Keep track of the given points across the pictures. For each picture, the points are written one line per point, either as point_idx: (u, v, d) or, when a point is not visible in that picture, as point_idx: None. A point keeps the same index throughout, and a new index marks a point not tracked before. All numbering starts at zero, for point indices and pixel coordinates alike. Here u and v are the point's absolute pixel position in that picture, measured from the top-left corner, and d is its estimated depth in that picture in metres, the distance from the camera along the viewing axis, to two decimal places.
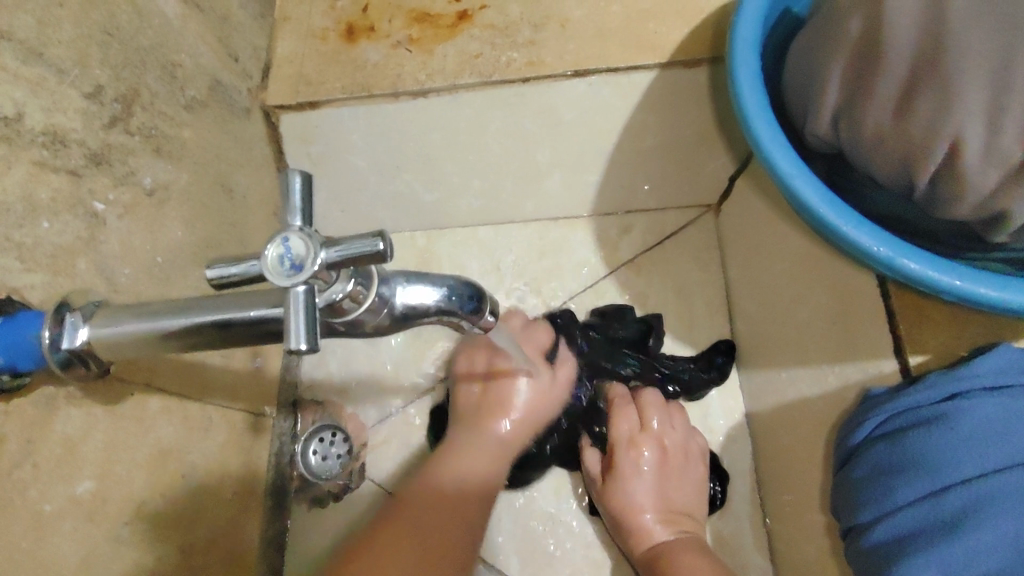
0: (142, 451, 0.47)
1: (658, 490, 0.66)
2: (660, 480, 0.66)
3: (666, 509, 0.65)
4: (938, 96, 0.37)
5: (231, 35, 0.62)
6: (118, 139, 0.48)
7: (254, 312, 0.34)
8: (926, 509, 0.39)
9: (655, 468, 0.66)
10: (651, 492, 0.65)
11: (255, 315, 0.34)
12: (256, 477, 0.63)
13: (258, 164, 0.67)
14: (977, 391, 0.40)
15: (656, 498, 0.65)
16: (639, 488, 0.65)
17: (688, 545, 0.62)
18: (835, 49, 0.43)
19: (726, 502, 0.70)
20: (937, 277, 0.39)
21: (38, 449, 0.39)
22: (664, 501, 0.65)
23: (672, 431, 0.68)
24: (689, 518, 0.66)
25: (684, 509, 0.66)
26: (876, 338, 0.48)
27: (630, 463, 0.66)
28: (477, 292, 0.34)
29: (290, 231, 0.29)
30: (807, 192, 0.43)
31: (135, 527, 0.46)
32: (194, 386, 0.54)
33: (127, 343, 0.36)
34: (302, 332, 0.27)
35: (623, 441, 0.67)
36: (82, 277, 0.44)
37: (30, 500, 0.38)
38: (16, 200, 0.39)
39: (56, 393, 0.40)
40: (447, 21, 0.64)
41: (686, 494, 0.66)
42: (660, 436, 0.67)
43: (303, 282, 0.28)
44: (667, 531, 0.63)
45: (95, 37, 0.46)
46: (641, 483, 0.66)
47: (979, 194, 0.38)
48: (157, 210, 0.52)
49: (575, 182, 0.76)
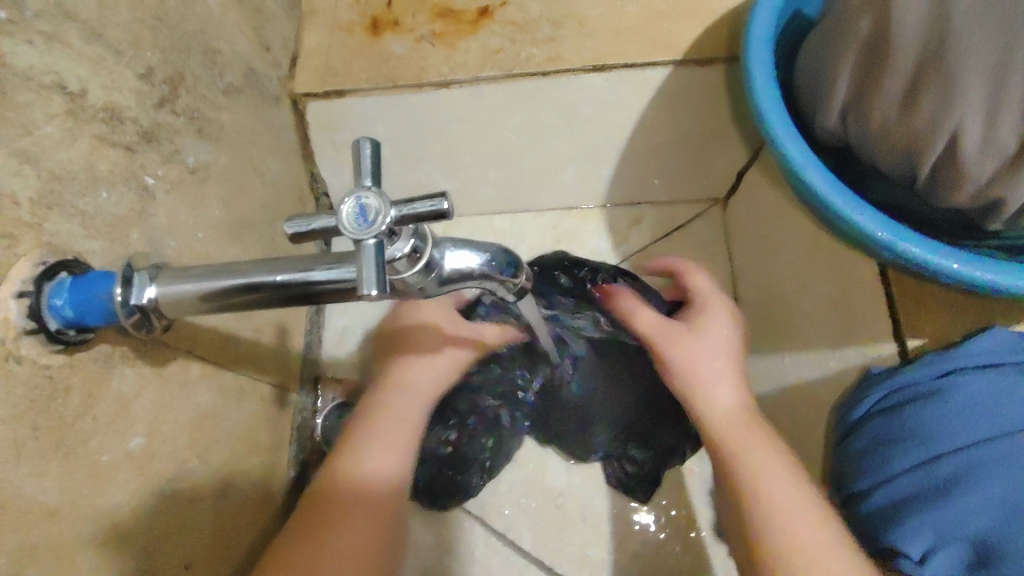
0: (184, 414, 0.50)
1: (724, 350, 0.58)
2: (721, 350, 0.58)
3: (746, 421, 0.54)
4: (941, 91, 0.41)
5: (263, 26, 0.65)
6: (166, 119, 0.51)
7: (281, 276, 0.36)
8: (920, 476, 0.42)
9: (727, 341, 0.59)
10: (722, 368, 0.57)
11: (281, 279, 0.36)
12: (279, 448, 0.66)
13: (284, 151, 0.70)
14: (970, 368, 0.42)
15: (721, 361, 0.58)
16: (700, 352, 0.58)
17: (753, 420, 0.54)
18: (845, 48, 0.46)
19: None
20: (937, 261, 0.43)
21: (97, 404, 0.41)
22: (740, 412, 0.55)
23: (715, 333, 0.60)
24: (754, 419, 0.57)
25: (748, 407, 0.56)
26: (875, 322, 0.51)
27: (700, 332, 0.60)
28: (513, 260, 0.36)
29: (365, 190, 0.31)
30: (817, 181, 0.46)
31: (177, 484, 0.49)
32: (228, 356, 0.57)
33: (186, 304, 0.39)
34: (374, 279, 0.29)
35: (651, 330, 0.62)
36: (134, 245, 0.47)
37: (89, 450, 0.40)
38: (80, 171, 0.42)
39: (113, 352, 0.43)
40: (469, 17, 0.67)
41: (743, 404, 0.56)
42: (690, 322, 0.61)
43: (375, 236, 0.30)
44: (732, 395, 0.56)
45: (147, 22, 0.49)
46: (704, 345, 0.58)
47: (976, 181, 0.41)
48: (198, 188, 0.55)
49: (588, 173, 0.79)
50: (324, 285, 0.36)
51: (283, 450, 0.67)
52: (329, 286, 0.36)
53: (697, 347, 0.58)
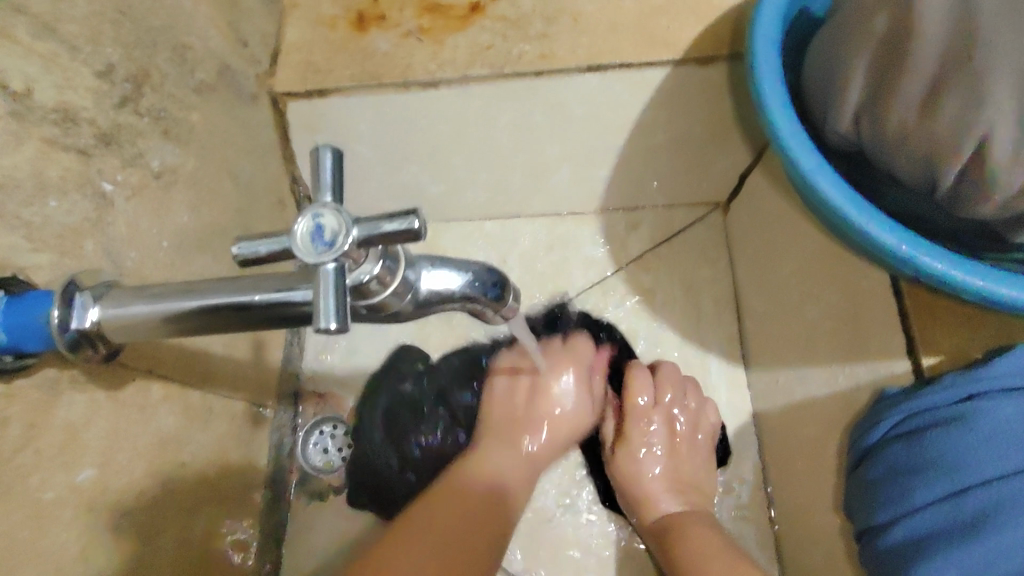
0: (145, 438, 0.46)
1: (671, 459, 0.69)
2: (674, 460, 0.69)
3: (676, 481, 0.68)
4: (968, 94, 0.37)
5: (240, 20, 0.61)
6: (128, 120, 0.47)
7: (260, 295, 0.33)
8: (944, 510, 0.39)
9: (694, 460, 0.69)
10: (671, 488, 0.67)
11: (263, 299, 0.33)
12: (255, 469, 0.62)
13: (262, 153, 0.66)
14: (995, 392, 0.39)
15: (667, 478, 0.68)
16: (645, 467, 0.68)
17: (699, 517, 0.64)
18: (860, 47, 0.43)
19: (731, 498, 0.70)
20: (960, 277, 0.39)
21: (40, 436, 0.37)
22: (675, 474, 0.68)
23: (689, 464, 0.69)
24: (699, 492, 0.68)
25: (694, 482, 0.68)
26: (888, 340, 0.48)
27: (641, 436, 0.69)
28: (500, 279, 0.32)
29: (322, 207, 0.27)
30: (829, 190, 0.43)
31: (137, 516, 0.45)
32: (198, 374, 0.53)
33: (136, 328, 0.35)
34: (333, 310, 0.25)
35: (636, 411, 0.69)
36: (89, 258, 0.43)
37: (30, 486, 0.37)
38: (24, 177, 0.38)
39: (60, 376, 0.39)
40: (459, 12, 0.64)
41: (696, 468, 0.69)
42: (672, 408, 0.69)
43: (335, 260, 0.26)
44: (675, 501, 0.66)
45: (108, 14, 0.45)
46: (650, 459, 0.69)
47: (1005, 193, 0.37)
48: (165, 193, 0.51)
49: (584, 177, 0.75)
50: (307, 304, 0.32)
51: (260, 470, 0.63)
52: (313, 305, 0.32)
53: (641, 462, 0.68)
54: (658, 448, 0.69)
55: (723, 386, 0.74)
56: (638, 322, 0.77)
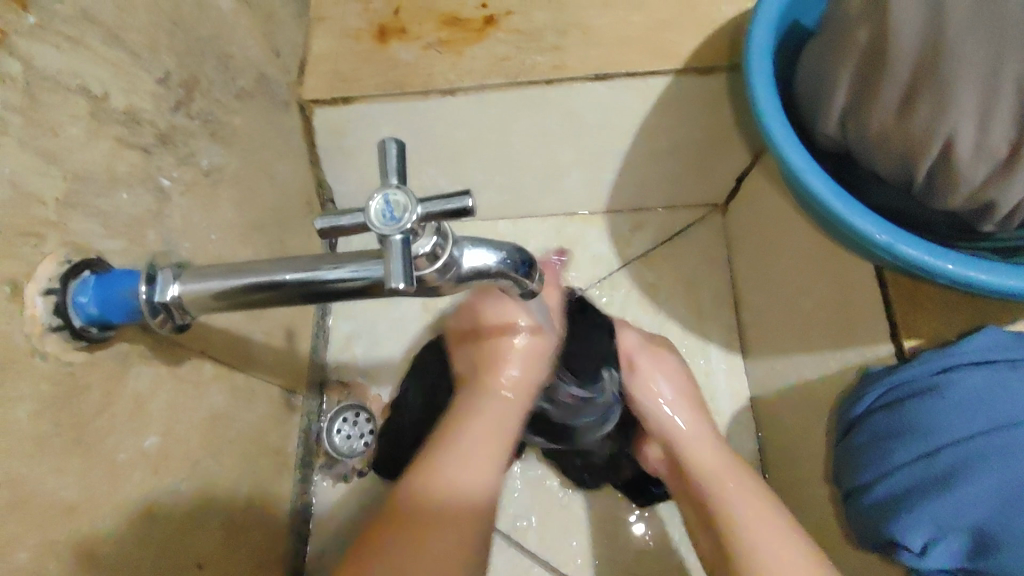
0: (197, 413, 0.51)
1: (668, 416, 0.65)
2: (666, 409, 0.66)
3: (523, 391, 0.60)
4: (936, 99, 0.42)
5: (273, 32, 0.66)
6: (181, 122, 0.52)
7: (290, 276, 0.37)
8: (919, 469, 0.43)
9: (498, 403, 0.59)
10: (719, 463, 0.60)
11: (293, 278, 0.37)
12: (286, 450, 0.67)
13: (291, 156, 0.71)
14: (965, 364, 0.44)
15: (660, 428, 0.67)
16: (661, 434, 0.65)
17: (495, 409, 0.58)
18: (844, 57, 0.48)
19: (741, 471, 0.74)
20: (933, 262, 0.44)
21: (115, 402, 0.42)
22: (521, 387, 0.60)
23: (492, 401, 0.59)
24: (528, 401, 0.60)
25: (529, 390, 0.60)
26: (875, 323, 0.52)
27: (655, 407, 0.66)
28: (529, 258, 0.37)
29: (390, 188, 0.31)
30: (817, 186, 0.48)
31: (190, 483, 0.50)
32: (239, 357, 0.57)
33: (208, 301, 0.39)
34: (402, 273, 0.29)
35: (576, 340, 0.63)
36: (150, 245, 0.47)
37: (107, 446, 0.41)
38: (100, 171, 0.43)
39: (130, 351, 0.43)
40: (475, 25, 0.69)
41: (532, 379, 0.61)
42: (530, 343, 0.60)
43: (401, 232, 0.30)
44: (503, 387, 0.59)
45: (164, 27, 0.50)
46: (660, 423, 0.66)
47: (970, 185, 0.42)
48: (211, 190, 0.56)
49: (591, 179, 0.80)
50: (340, 283, 0.37)
51: (290, 451, 0.68)
52: (345, 285, 0.37)
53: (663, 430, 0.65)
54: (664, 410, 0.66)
55: (722, 371, 0.79)
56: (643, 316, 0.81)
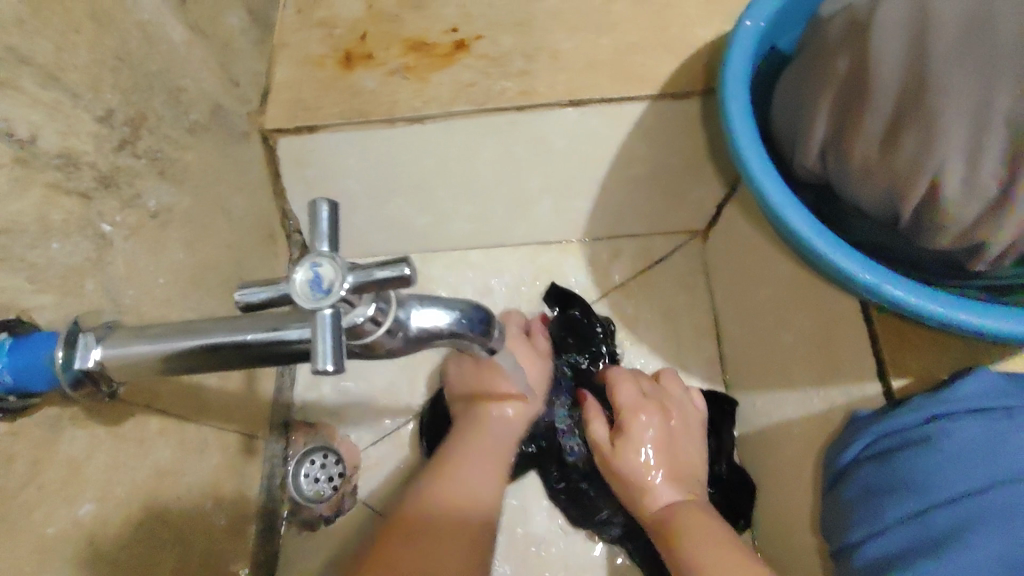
0: (141, 472, 0.48)
1: (669, 452, 0.65)
2: (668, 444, 0.66)
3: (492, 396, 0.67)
4: (921, 133, 0.40)
5: (230, 60, 0.63)
6: (126, 162, 0.49)
7: (252, 335, 0.34)
8: (916, 528, 0.41)
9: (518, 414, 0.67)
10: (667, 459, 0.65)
11: (254, 338, 0.34)
12: (246, 499, 0.63)
13: (253, 188, 0.68)
14: (961, 414, 0.42)
15: (672, 466, 0.65)
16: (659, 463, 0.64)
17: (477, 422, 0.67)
18: (825, 87, 0.46)
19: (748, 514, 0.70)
20: (922, 303, 0.42)
21: (43, 471, 0.38)
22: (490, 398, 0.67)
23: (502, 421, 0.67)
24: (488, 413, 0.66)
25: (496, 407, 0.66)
26: (860, 361, 0.50)
27: (641, 431, 0.65)
28: (484, 315, 0.36)
29: (319, 257, 0.30)
30: (799, 223, 0.45)
31: (132, 551, 0.46)
32: (192, 408, 0.54)
33: (137, 366, 0.37)
34: (330, 353, 0.28)
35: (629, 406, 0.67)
36: (89, 297, 0.44)
37: (35, 522, 0.38)
38: (30, 221, 0.40)
39: (61, 414, 0.40)
40: (443, 50, 0.66)
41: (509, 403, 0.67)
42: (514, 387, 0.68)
43: (331, 305, 0.29)
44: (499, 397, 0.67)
45: (108, 62, 0.47)
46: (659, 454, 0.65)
47: (959, 224, 0.40)
48: (160, 232, 0.53)
49: (566, 208, 0.78)
50: (279, 346, 0.34)
51: (251, 500, 0.64)
52: (285, 348, 0.34)
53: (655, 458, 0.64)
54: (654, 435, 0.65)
55: None
56: (621, 347, 0.79)
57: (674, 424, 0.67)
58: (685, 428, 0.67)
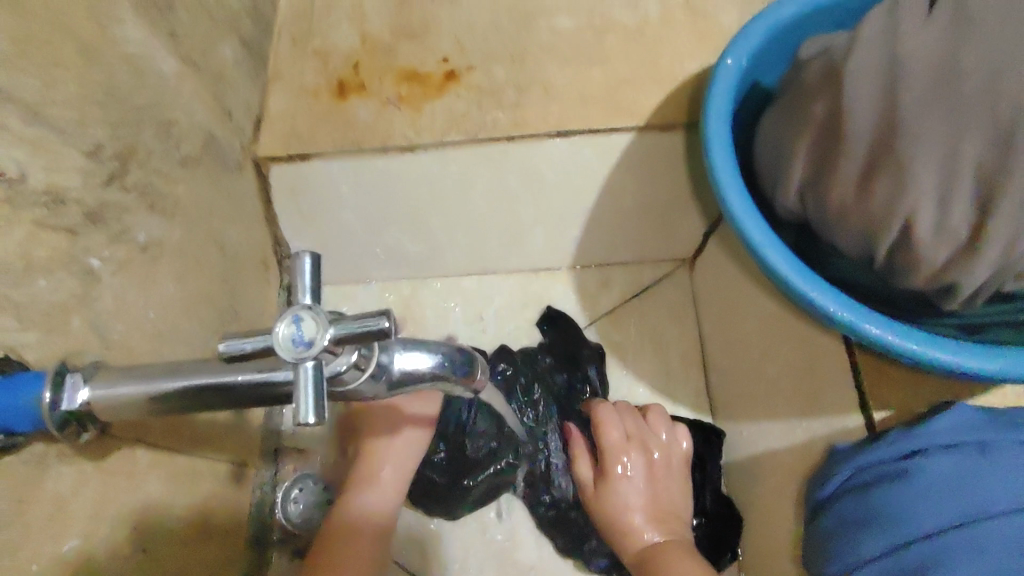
0: (128, 506, 0.48)
1: (648, 491, 0.65)
2: (651, 483, 0.66)
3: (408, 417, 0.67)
4: (894, 177, 0.40)
5: (224, 92, 0.64)
6: (114, 197, 0.49)
7: (241, 377, 0.36)
8: (891, 562, 0.41)
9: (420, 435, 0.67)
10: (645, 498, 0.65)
11: (245, 378, 0.36)
12: (235, 529, 0.63)
13: (246, 218, 0.68)
14: (935, 448, 0.42)
15: (652, 505, 0.65)
16: (636, 502, 0.65)
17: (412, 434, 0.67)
18: (802, 130, 0.47)
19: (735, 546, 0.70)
20: (898, 342, 0.42)
21: (29, 509, 0.39)
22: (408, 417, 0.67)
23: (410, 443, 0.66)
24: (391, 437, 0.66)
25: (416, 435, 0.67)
26: (841, 393, 0.50)
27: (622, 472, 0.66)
28: (468, 357, 0.36)
29: (301, 309, 0.31)
30: (779, 262, 0.46)
31: None
32: (181, 438, 0.54)
33: (122, 405, 0.38)
34: (310, 406, 0.30)
35: (614, 446, 0.67)
36: (75, 333, 0.45)
37: (19, 562, 0.38)
38: (15, 261, 0.40)
39: (47, 451, 0.40)
40: (436, 81, 0.67)
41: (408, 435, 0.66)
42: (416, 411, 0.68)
43: (313, 357, 0.30)
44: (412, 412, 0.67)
45: (96, 97, 0.48)
46: (638, 494, 0.65)
47: (931, 266, 0.41)
48: (150, 264, 0.53)
49: (556, 236, 0.78)
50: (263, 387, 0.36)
51: (241, 529, 0.64)
52: (269, 388, 0.36)
53: (631, 498, 0.65)
54: (637, 477, 0.66)
55: None
56: (610, 374, 0.79)
57: (657, 459, 0.67)
58: (670, 465, 0.67)
